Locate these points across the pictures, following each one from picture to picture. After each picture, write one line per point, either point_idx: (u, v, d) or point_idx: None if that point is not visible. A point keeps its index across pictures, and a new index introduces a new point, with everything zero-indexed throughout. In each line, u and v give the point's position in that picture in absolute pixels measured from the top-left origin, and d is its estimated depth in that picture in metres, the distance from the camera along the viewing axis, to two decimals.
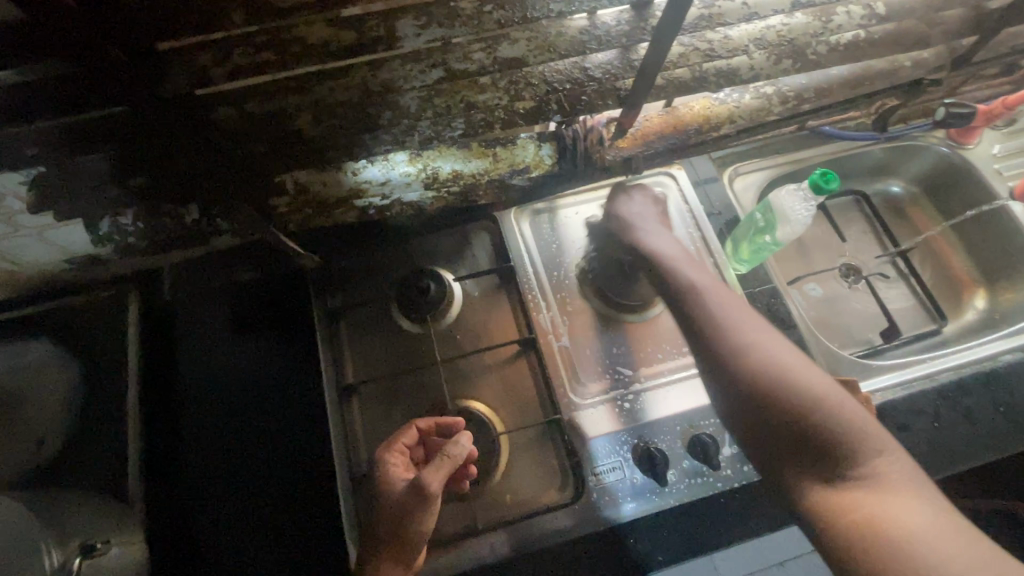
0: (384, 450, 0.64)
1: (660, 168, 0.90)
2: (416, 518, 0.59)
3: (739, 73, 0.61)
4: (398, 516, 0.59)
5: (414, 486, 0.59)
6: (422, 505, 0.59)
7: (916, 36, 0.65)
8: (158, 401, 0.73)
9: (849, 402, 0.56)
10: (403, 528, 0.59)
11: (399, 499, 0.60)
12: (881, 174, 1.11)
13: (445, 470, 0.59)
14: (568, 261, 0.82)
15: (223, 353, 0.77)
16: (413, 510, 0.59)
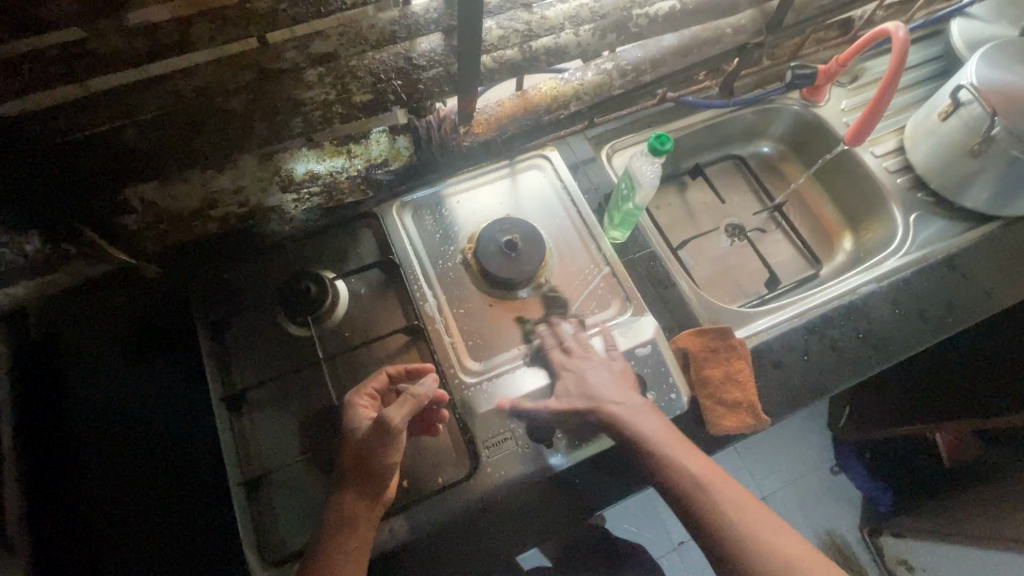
0: (354, 394, 0.68)
1: (534, 150, 0.93)
2: (377, 449, 0.62)
3: (567, 50, 0.65)
4: (357, 452, 0.63)
5: (376, 420, 0.62)
6: (384, 439, 0.62)
7: (723, 4, 0.71)
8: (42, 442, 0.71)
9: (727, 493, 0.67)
10: (364, 460, 0.63)
11: (359, 437, 0.64)
12: (753, 137, 1.20)
13: (409, 406, 0.63)
14: (452, 249, 0.84)
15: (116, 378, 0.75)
16: (375, 446, 0.62)
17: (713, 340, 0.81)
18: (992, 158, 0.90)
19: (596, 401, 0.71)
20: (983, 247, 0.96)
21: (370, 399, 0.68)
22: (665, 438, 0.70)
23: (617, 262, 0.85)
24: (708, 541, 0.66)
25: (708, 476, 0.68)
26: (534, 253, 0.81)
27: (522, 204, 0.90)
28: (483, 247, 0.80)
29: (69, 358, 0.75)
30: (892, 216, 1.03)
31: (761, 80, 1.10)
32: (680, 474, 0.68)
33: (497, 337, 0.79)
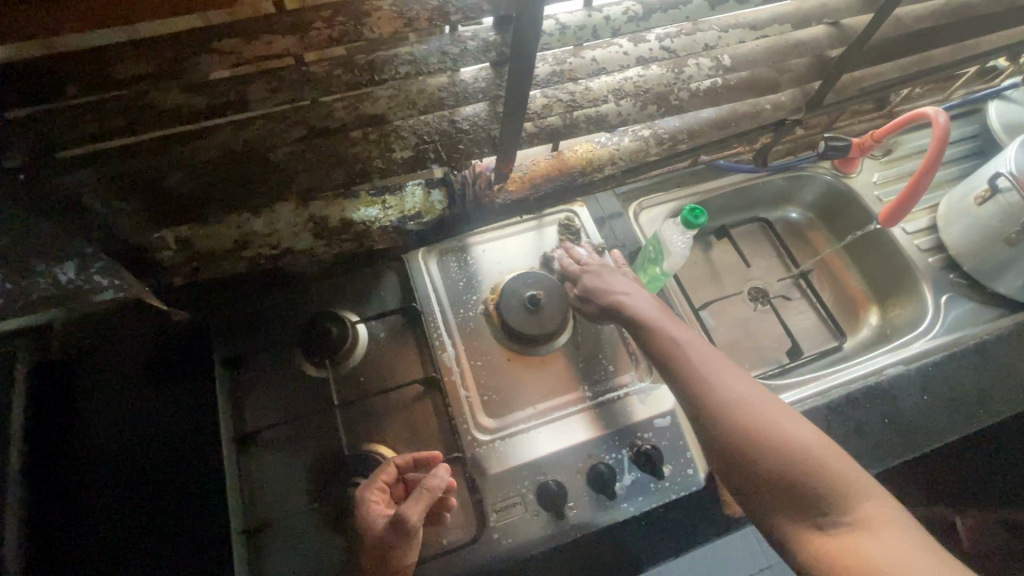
0: (365, 489, 0.64)
1: (563, 205, 0.94)
2: (396, 550, 0.59)
3: (608, 119, 0.65)
4: (378, 556, 0.60)
5: (393, 521, 0.59)
6: (402, 538, 0.60)
7: (766, 82, 0.72)
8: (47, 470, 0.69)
9: (738, 385, 0.66)
10: (382, 564, 0.59)
11: (374, 541, 0.60)
12: (781, 202, 1.19)
13: (425, 502, 0.60)
14: (475, 299, 0.84)
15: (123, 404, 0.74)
16: (394, 545, 0.59)
17: None
18: (1022, 251, 0.90)
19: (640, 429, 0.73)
20: (1018, 337, 0.93)
21: (382, 489, 0.65)
22: (699, 352, 0.70)
23: None
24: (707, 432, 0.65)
25: (742, 383, 0.66)
26: (557, 310, 0.80)
27: (548, 258, 0.90)
28: (506, 300, 0.80)
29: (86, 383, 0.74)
30: (922, 296, 1.01)
31: (793, 148, 1.10)
32: (712, 378, 0.67)
33: (513, 393, 0.78)
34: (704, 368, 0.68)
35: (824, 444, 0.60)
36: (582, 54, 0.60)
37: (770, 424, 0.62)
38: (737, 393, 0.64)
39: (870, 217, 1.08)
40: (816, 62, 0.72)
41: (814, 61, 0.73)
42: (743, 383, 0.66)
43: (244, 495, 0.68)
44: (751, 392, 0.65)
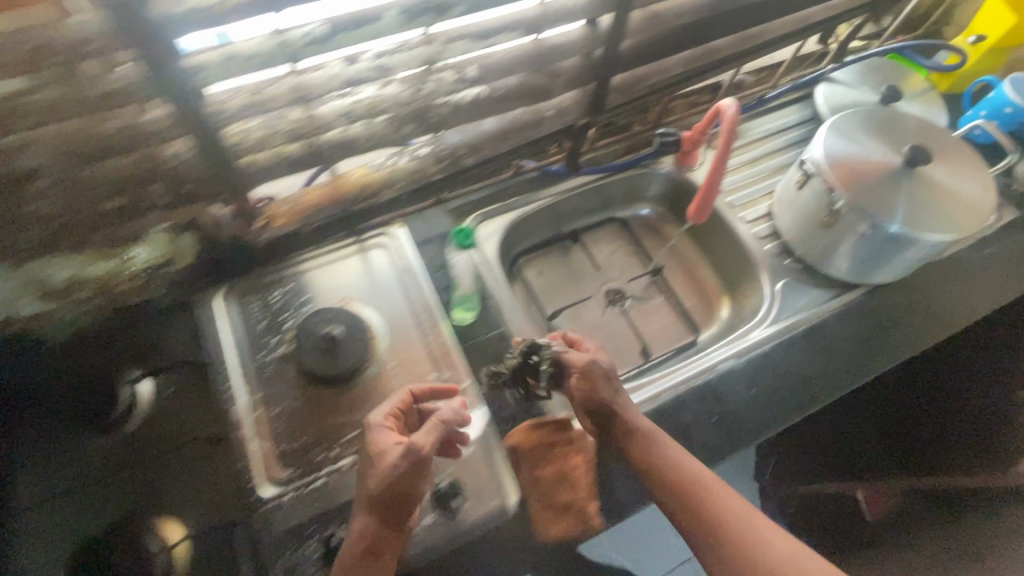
0: (377, 415, 0.67)
1: (379, 228, 0.90)
2: (415, 479, 0.61)
3: (359, 142, 0.63)
4: (397, 498, 0.61)
5: (409, 452, 0.61)
6: (415, 471, 0.61)
7: (532, 90, 0.69)
8: None
9: (705, 482, 0.65)
10: (391, 491, 0.60)
11: (410, 482, 0.61)
12: (633, 199, 1.19)
13: (434, 434, 0.63)
14: (276, 340, 0.79)
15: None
16: (411, 478, 0.61)
17: (550, 433, 0.77)
18: (842, 231, 0.90)
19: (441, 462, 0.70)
20: (843, 317, 0.94)
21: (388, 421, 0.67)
22: (667, 441, 0.68)
23: (456, 348, 0.81)
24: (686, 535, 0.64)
25: (689, 484, 0.64)
26: (356, 346, 0.76)
27: (362, 287, 0.85)
28: (301, 339, 0.75)
29: None
30: (761, 285, 1.02)
31: (631, 145, 1.09)
32: (693, 483, 0.65)
33: (314, 439, 0.73)
34: (708, 475, 0.65)
35: (797, 550, 0.60)
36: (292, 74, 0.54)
37: (772, 538, 0.60)
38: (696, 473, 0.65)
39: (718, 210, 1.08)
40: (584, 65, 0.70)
41: (582, 63, 0.70)
42: (721, 487, 0.65)
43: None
44: (716, 495, 0.64)
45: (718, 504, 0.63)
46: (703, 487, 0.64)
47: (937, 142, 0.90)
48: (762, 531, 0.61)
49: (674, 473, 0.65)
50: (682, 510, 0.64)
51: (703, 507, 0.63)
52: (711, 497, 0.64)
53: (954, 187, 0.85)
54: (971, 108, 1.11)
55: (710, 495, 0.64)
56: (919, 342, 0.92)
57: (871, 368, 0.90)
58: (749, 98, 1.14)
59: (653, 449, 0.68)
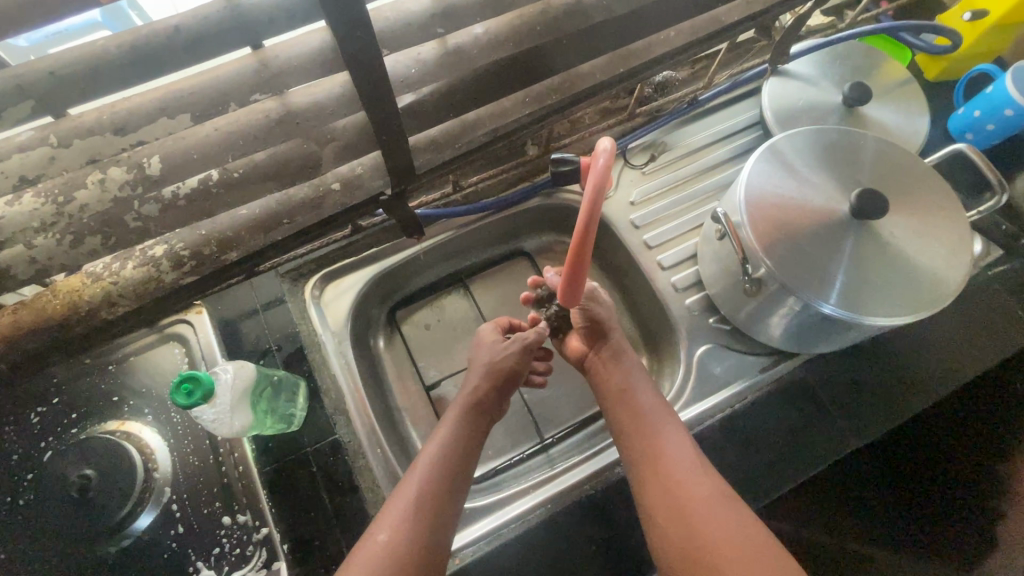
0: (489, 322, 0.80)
1: (177, 316, 0.72)
2: (517, 356, 0.73)
3: (13, 272, 0.44)
4: (496, 372, 0.71)
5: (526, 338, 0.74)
6: (525, 348, 0.74)
7: (286, 167, 0.48)
8: None
9: (674, 446, 0.64)
10: (496, 366, 0.72)
11: (516, 361, 0.73)
12: (538, 229, 0.98)
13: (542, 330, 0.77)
14: (23, 480, 0.61)
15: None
16: (516, 356, 0.73)
17: None
18: (766, 301, 0.70)
19: None
20: (775, 397, 0.75)
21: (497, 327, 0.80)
22: (659, 406, 0.69)
23: (255, 472, 0.66)
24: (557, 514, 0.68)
25: (639, 402, 0.69)
26: (116, 492, 0.60)
27: (148, 397, 0.67)
28: (46, 488, 0.60)
29: None
30: (678, 350, 0.82)
31: (524, 172, 0.87)
32: (627, 400, 0.70)
33: None
34: (686, 445, 0.65)
35: (700, 474, 0.62)
36: None
37: (681, 456, 0.64)
38: (668, 447, 0.64)
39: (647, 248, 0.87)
40: (361, 127, 0.48)
41: (360, 123, 0.48)
42: (684, 455, 0.64)
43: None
44: (658, 422, 0.67)
45: (691, 468, 0.63)
46: (685, 447, 0.65)
47: (893, 185, 0.67)
48: (704, 504, 0.59)
49: (632, 396, 0.70)
50: (636, 429, 0.67)
51: (668, 470, 0.62)
52: (694, 463, 0.63)
53: (905, 248, 0.64)
54: (964, 105, 0.86)
55: (680, 460, 0.63)
56: (868, 430, 0.73)
57: (803, 467, 0.71)
58: (679, 101, 0.89)
59: (632, 375, 0.72)
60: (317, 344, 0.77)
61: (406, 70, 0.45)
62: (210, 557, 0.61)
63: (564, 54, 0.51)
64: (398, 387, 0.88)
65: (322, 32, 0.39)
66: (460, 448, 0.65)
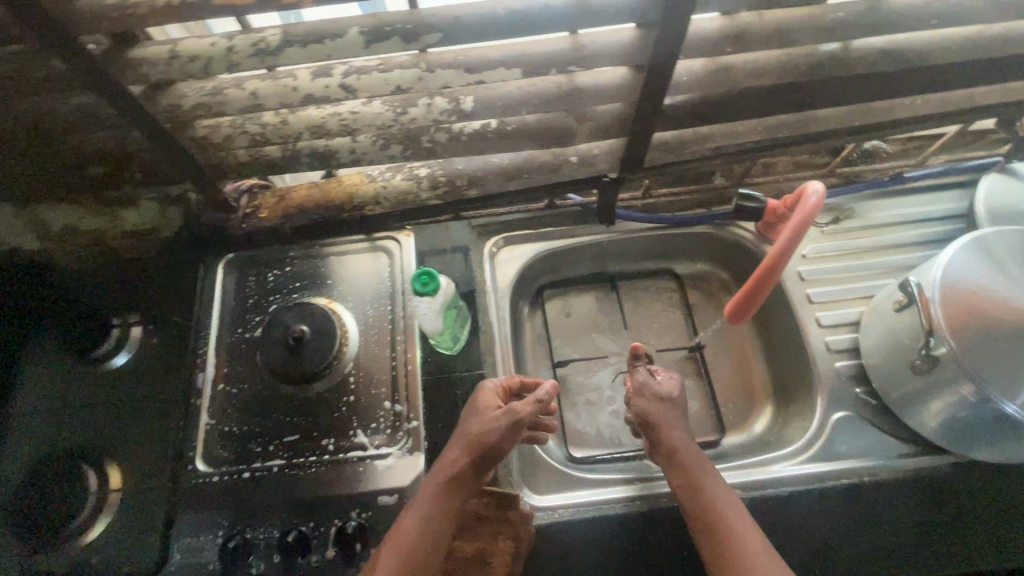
0: (485, 382, 0.72)
1: (390, 234, 0.86)
2: (498, 432, 0.64)
3: (337, 155, 0.58)
4: (478, 445, 0.63)
5: (512, 413, 0.65)
6: (508, 427, 0.64)
7: (549, 131, 0.58)
8: None
9: None
10: (477, 437, 0.64)
11: (502, 437, 0.64)
12: (698, 258, 1.02)
13: (535, 404, 0.66)
14: (259, 319, 0.79)
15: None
16: (495, 430, 0.64)
17: (483, 507, 0.68)
18: (939, 384, 0.67)
19: (360, 500, 0.67)
20: (912, 485, 0.72)
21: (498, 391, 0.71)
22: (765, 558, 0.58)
23: (419, 374, 0.76)
24: (656, 504, 0.72)
25: (741, 548, 0.59)
26: (319, 350, 0.74)
27: (349, 289, 0.82)
28: (272, 330, 0.75)
29: None
30: (812, 408, 0.82)
31: (706, 199, 0.92)
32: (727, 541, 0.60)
33: (257, 429, 0.73)
34: None
35: None
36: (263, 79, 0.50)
37: None
38: None
39: (808, 298, 0.88)
40: (621, 113, 0.58)
41: (619, 110, 0.57)
42: None
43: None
44: None
45: None
46: None
47: None
48: None
49: (710, 499, 0.63)
50: None
51: None
52: None
53: None
54: None
55: None
56: (1016, 552, 0.68)
57: (932, 564, 0.68)
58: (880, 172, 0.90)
59: (729, 508, 0.62)
60: (487, 293, 0.87)
61: (681, 75, 0.53)
62: (371, 430, 0.72)
63: (818, 95, 0.56)
64: (530, 354, 0.97)
65: (635, 29, 0.48)
66: (424, 542, 0.58)
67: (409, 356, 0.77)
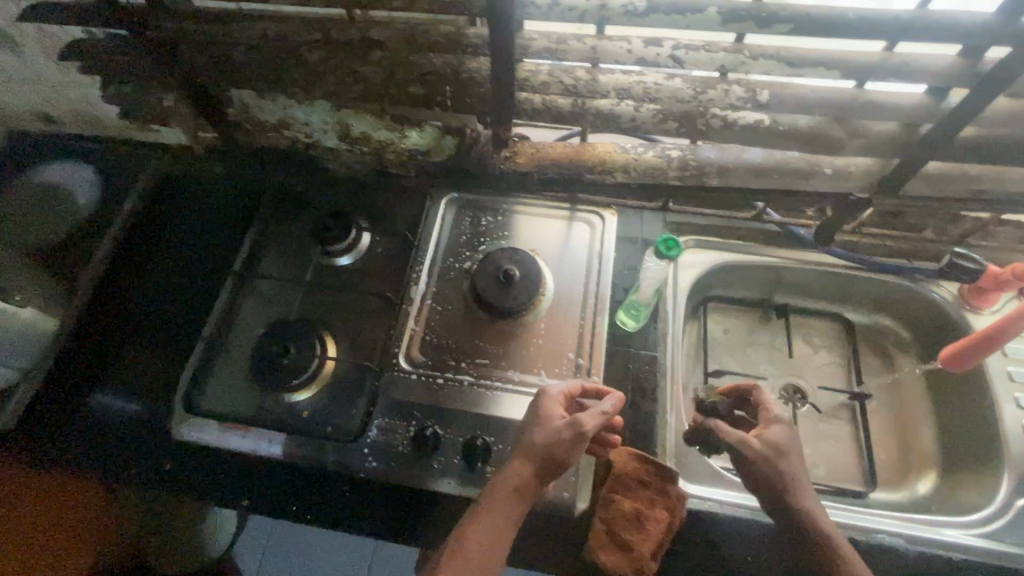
0: (546, 389, 0.71)
1: (595, 208, 0.91)
2: (561, 441, 0.64)
3: (620, 119, 0.65)
4: (541, 452, 0.64)
5: (571, 424, 0.64)
6: (574, 437, 0.64)
7: (821, 138, 0.62)
8: (129, 255, 0.93)
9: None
10: (553, 448, 0.63)
11: (565, 447, 0.64)
12: (878, 309, 1.00)
13: (597, 418, 0.65)
14: (469, 254, 0.88)
15: (170, 221, 0.94)
16: (557, 436, 0.64)
17: (646, 472, 0.72)
18: None
19: None
20: None
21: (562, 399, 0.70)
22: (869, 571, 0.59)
23: (603, 341, 0.80)
24: None
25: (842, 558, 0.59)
26: (523, 293, 0.81)
27: (551, 248, 0.88)
28: (484, 266, 0.83)
29: (169, 212, 0.95)
30: (998, 486, 0.78)
31: (909, 250, 0.91)
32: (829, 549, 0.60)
33: (454, 345, 0.81)
34: None
35: None
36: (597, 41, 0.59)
37: None
38: None
39: (1009, 376, 0.83)
40: (899, 136, 0.60)
41: (898, 131, 0.60)
42: None
43: (202, 322, 0.86)
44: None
45: None
46: None
47: None
48: None
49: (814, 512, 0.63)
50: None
51: None
52: None
53: None
54: None
55: None
56: None
57: None
58: None
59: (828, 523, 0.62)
60: (671, 286, 0.90)
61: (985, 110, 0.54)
62: (555, 374, 0.78)
63: None
64: (684, 357, 1.00)
65: (961, 56, 0.51)
66: (498, 531, 0.60)
67: (597, 320, 0.81)
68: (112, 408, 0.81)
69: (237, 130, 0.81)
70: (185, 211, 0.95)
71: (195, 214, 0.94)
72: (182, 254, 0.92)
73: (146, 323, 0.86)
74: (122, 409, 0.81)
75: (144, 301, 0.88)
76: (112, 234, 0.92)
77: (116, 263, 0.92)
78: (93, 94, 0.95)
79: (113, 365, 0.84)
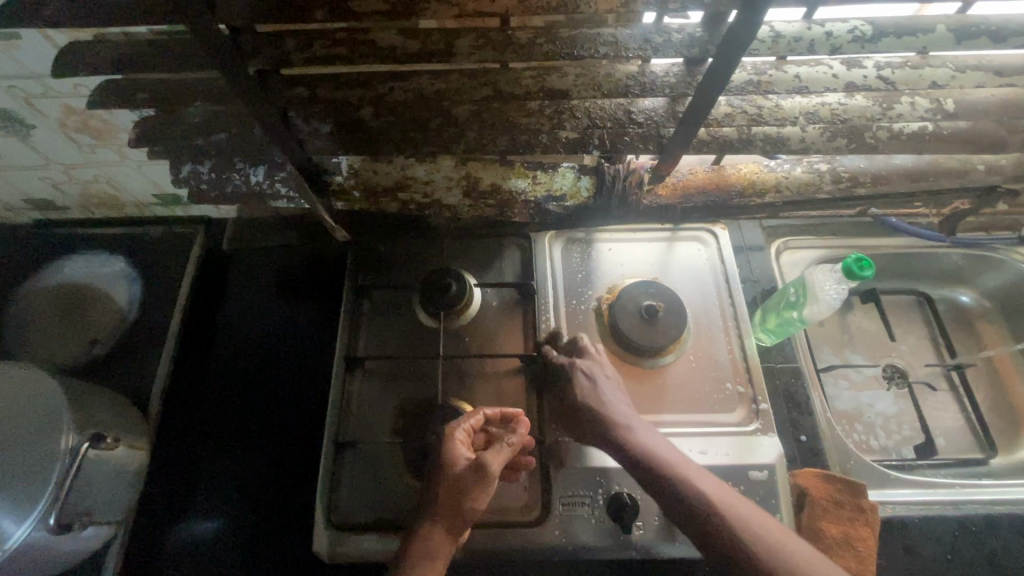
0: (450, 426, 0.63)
1: (703, 224, 0.88)
2: (472, 490, 0.59)
3: (789, 142, 0.60)
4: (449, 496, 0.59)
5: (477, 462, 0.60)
6: (479, 478, 0.60)
7: (985, 140, 0.62)
8: (195, 352, 0.81)
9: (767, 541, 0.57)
10: (456, 494, 0.59)
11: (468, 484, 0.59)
12: (952, 281, 1.06)
13: (506, 454, 0.62)
14: (592, 292, 0.83)
15: (241, 306, 0.84)
16: (469, 485, 0.59)
17: (839, 492, 0.71)
18: None
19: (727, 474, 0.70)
20: None
21: (466, 435, 0.63)
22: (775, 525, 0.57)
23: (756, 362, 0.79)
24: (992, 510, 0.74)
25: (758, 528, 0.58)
26: (670, 326, 0.77)
27: (672, 273, 0.85)
28: (621, 304, 0.78)
29: (235, 297, 0.85)
30: None
31: (984, 224, 0.97)
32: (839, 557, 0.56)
33: None
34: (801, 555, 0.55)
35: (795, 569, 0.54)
36: (785, 69, 0.57)
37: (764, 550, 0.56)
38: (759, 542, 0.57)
39: None
40: None
41: None
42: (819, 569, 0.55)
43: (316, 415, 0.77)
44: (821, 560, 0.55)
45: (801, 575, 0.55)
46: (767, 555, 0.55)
47: None
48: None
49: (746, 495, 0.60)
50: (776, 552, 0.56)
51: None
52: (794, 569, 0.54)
53: None
54: None
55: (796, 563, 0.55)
56: None
57: None
58: None
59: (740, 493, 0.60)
60: None
61: None
62: (720, 403, 0.76)
63: None
64: None
65: None
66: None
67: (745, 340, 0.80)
68: (232, 535, 0.70)
69: (337, 200, 0.69)
70: (253, 291, 0.85)
71: (268, 293, 0.85)
72: (265, 342, 0.82)
73: (251, 429, 0.76)
74: (244, 534, 0.70)
75: (234, 401, 0.78)
76: (171, 329, 0.80)
77: (184, 365, 0.80)
78: (115, 172, 0.80)
79: (218, 485, 0.73)
